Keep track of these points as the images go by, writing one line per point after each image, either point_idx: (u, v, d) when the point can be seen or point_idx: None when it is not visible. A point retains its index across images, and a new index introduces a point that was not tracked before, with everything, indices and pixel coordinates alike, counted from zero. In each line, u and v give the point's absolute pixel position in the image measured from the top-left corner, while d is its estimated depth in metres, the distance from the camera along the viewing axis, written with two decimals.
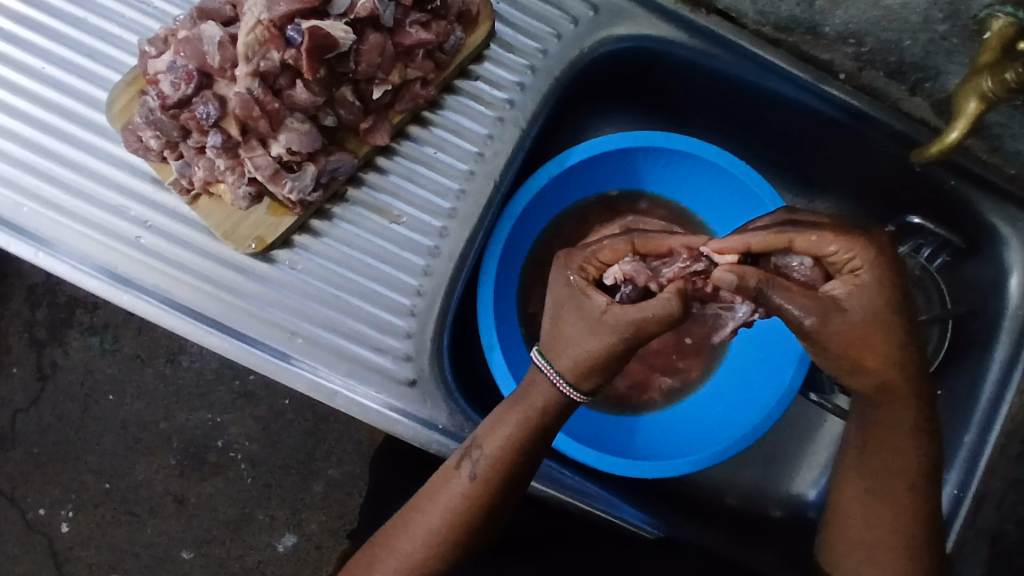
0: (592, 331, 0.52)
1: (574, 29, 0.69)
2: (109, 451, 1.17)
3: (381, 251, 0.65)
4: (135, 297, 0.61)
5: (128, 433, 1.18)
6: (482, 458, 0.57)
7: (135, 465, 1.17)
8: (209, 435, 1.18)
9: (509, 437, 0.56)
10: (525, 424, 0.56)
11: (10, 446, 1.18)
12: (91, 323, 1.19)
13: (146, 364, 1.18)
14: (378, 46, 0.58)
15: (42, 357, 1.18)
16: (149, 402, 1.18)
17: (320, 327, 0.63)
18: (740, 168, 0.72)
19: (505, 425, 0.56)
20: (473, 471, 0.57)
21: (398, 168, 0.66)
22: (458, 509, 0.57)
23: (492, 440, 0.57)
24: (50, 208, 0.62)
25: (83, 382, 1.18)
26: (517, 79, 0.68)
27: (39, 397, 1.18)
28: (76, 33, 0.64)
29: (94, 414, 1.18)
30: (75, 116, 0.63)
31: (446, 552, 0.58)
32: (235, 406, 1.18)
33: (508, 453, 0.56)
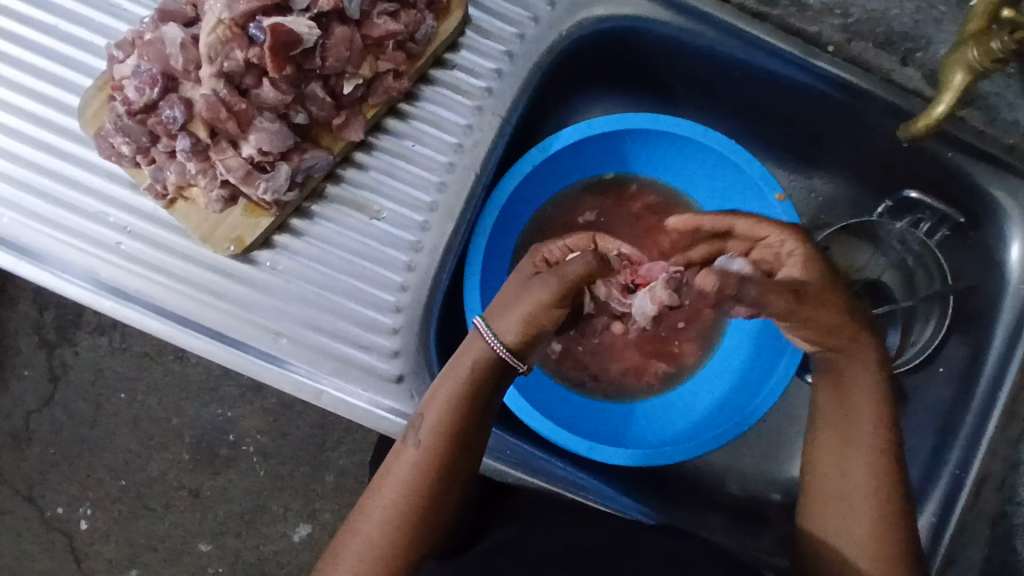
0: (527, 288, 0.56)
1: (550, 12, 0.67)
2: (123, 448, 1.19)
3: (363, 248, 0.64)
4: (119, 304, 0.61)
5: (141, 430, 1.19)
6: (424, 425, 0.57)
7: (149, 460, 1.19)
8: (220, 429, 1.19)
9: (449, 402, 0.56)
10: (460, 384, 0.56)
11: (26, 446, 1.20)
12: (99, 323, 1.20)
13: (155, 361, 1.20)
14: (345, 39, 0.57)
15: (53, 359, 1.20)
16: (159, 399, 1.19)
17: (305, 327, 0.63)
18: (729, 148, 0.70)
19: (444, 390, 0.56)
20: (421, 445, 0.56)
21: (375, 162, 0.65)
22: (413, 484, 0.56)
23: (432, 406, 0.57)
24: (29, 218, 0.62)
25: (94, 381, 1.20)
26: (494, 65, 0.66)
27: (52, 397, 1.20)
28: (45, 38, 0.63)
29: (105, 411, 1.19)
30: (49, 123, 0.63)
31: (411, 536, 0.56)
32: (244, 400, 1.19)
33: (447, 417, 0.56)
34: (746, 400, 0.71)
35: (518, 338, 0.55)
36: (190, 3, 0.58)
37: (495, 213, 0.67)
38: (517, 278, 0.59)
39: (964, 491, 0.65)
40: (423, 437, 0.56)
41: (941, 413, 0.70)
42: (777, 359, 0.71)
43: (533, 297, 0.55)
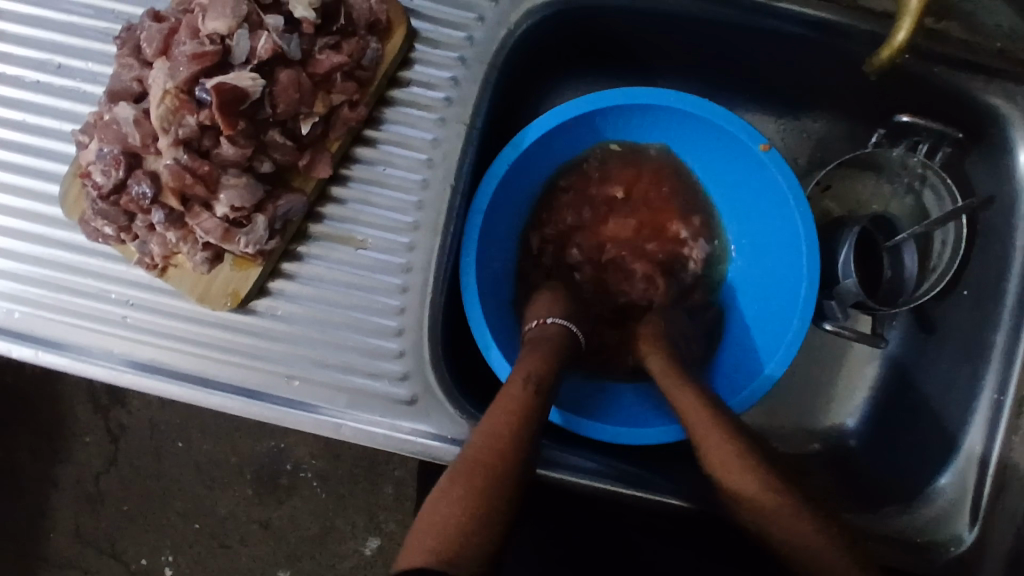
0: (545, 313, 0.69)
1: (495, 8, 0.65)
2: (190, 494, 1.24)
3: (356, 279, 0.65)
4: (136, 375, 0.63)
5: (203, 474, 1.24)
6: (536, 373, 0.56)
7: (216, 502, 1.24)
8: (277, 460, 1.24)
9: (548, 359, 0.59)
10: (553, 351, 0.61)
11: (102, 507, 1.26)
12: None
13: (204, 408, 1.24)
14: (292, 83, 0.56)
15: (109, 420, 1.25)
16: (215, 442, 1.24)
17: (313, 366, 0.64)
18: (709, 109, 0.68)
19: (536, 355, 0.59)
20: (529, 376, 0.56)
21: (351, 193, 0.66)
22: (523, 409, 0.52)
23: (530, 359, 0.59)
24: (39, 308, 0.64)
25: (152, 436, 1.25)
26: (449, 73, 0.65)
27: (115, 458, 1.25)
28: (18, 135, 0.65)
29: (167, 463, 1.25)
30: (38, 215, 0.65)
31: (491, 494, 0.46)
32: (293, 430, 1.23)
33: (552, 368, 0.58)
34: (771, 347, 0.71)
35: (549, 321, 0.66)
36: (135, 77, 0.57)
37: (480, 219, 0.67)
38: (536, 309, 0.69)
39: (1005, 414, 0.63)
40: (531, 368, 0.57)
41: (968, 337, 0.68)
42: (795, 289, 0.69)
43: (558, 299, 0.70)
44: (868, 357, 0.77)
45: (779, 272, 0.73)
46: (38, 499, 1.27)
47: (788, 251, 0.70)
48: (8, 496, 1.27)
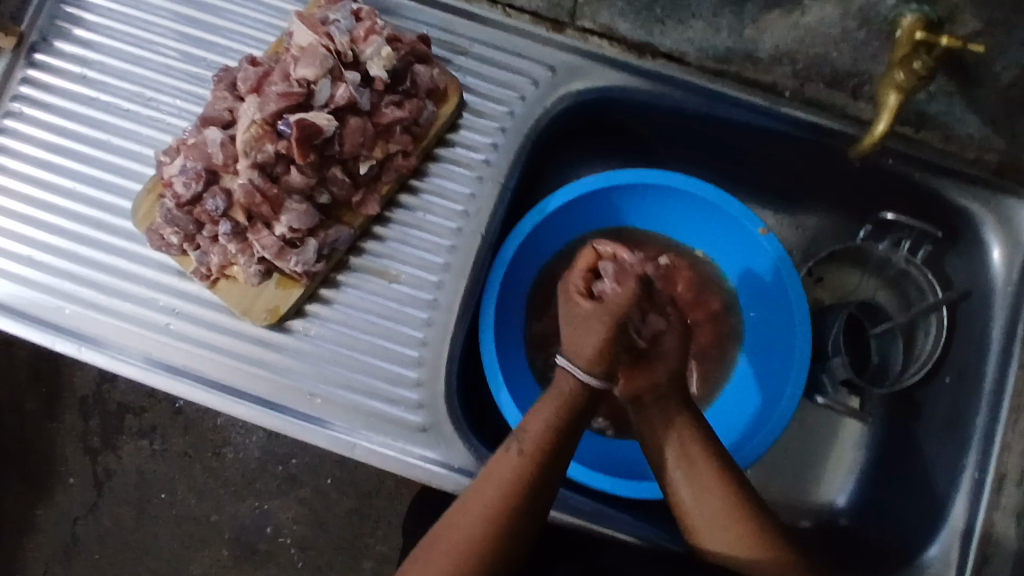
0: (583, 333, 0.55)
1: (535, 89, 0.75)
2: (166, 550, 1.23)
3: (385, 310, 0.71)
4: (169, 378, 0.68)
5: (184, 529, 1.23)
6: (528, 435, 0.57)
7: (191, 560, 1.23)
8: (258, 524, 1.23)
9: (553, 414, 0.57)
10: (566, 407, 0.57)
11: (74, 555, 1.24)
12: (141, 426, 1.26)
13: (194, 460, 1.24)
14: (358, 128, 0.65)
15: (97, 467, 1.24)
16: (200, 497, 1.23)
17: (336, 386, 0.69)
18: (715, 194, 0.77)
19: (545, 406, 0.57)
20: (518, 442, 0.57)
21: (391, 233, 0.73)
22: (509, 482, 0.55)
23: (537, 417, 0.57)
24: (91, 309, 0.70)
25: (137, 485, 1.24)
26: (490, 140, 0.75)
27: (96, 504, 1.24)
28: (103, 154, 0.73)
29: (149, 514, 1.24)
30: (105, 225, 0.72)
31: (499, 536, 0.54)
32: (281, 491, 1.23)
33: (554, 431, 0.57)
34: (765, 416, 0.75)
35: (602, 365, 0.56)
36: (227, 108, 0.65)
37: (502, 271, 0.72)
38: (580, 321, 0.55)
39: (985, 491, 0.68)
40: (529, 435, 0.57)
41: (949, 423, 0.73)
42: (790, 359, 0.75)
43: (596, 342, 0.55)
44: (855, 437, 0.81)
45: (775, 344, 0.79)
46: (12, 538, 1.25)
47: (784, 327, 0.77)
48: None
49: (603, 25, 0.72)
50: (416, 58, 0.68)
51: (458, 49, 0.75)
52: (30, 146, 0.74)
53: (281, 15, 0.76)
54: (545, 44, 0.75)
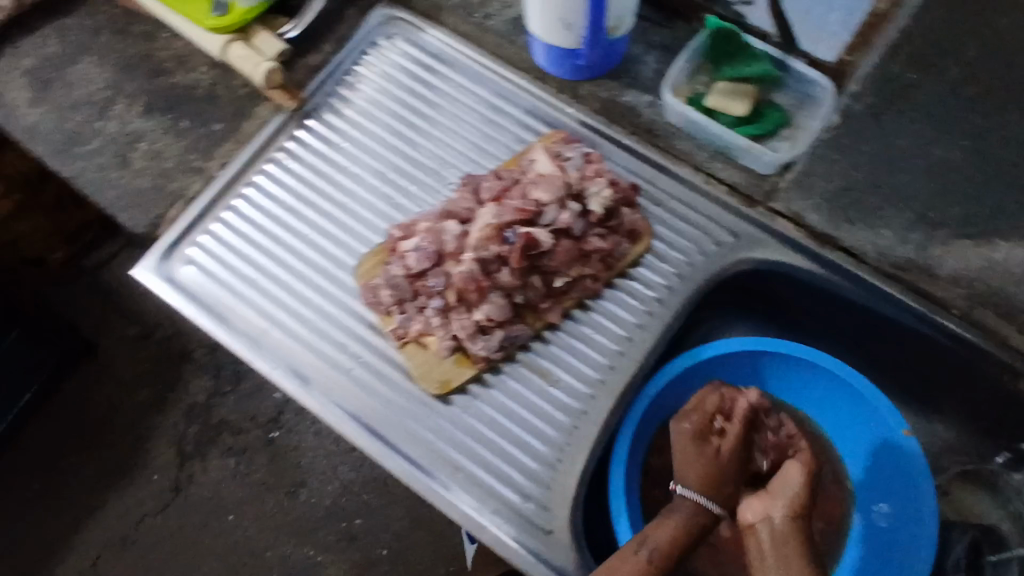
0: (692, 451, 0.74)
1: (716, 249, 0.83)
2: (211, 572, 1.32)
3: (537, 407, 0.78)
4: (341, 418, 0.76)
5: (233, 558, 1.32)
6: (656, 546, 0.68)
7: None
8: (306, 570, 1.32)
9: (673, 535, 0.69)
10: (684, 529, 0.70)
11: (128, 548, 1.33)
12: (232, 446, 1.39)
13: (269, 491, 1.36)
14: (566, 250, 0.75)
15: (180, 471, 1.37)
16: (261, 529, 1.34)
17: (478, 465, 0.75)
18: (863, 385, 0.81)
19: (665, 528, 0.69)
20: (643, 546, 0.68)
21: (557, 338, 0.81)
22: None
23: (663, 531, 0.69)
24: (291, 337, 0.79)
25: (211, 499, 1.36)
26: (665, 282, 0.82)
27: (168, 506, 1.35)
28: (339, 212, 0.85)
29: (211, 530, 1.34)
30: (325, 271, 0.82)
31: None
32: (336, 547, 1.33)
33: (675, 548, 0.68)
34: None
35: (704, 483, 0.72)
36: (467, 206, 0.77)
37: (648, 402, 0.78)
38: (690, 441, 0.74)
39: None
40: (656, 546, 0.68)
41: None
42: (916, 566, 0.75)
43: (700, 467, 0.73)
44: None
45: (897, 541, 0.79)
46: (79, 516, 1.35)
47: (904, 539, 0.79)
48: (59, 502, 1.35)
49: (794, 210, 0.80)
50: (625, 201, 0.78)
51: (656, 199, 0.85)
52: (280, 189, 0.86)
53: (517, 138, 0.88)
54: (735, 214, 0.83)
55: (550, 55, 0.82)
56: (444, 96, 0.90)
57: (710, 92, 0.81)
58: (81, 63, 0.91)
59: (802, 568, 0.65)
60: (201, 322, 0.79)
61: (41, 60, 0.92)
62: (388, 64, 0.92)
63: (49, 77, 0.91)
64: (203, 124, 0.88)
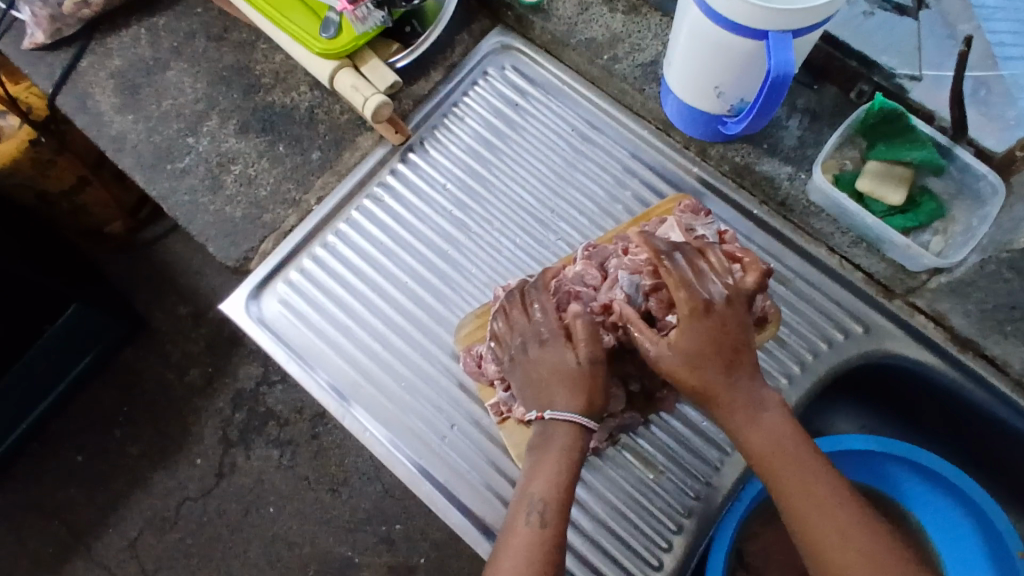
0: (552, 368, 0.61)
1: (843, 339, 0.77)
2: (251, 561, 1.26)
3: (636, 499, 0.73)
4: (432, 489, 0.72)
5: (275, 548, 1.26)
6: (536, 502, 0.59)
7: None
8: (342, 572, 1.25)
9: (550, 472, 0.59)
10: (562, 458, 0.59)
11: (172, 527, 1.28)
12: (277, 436, 1.32)
13: (311, 488, 1.29)
14: None
15: (225, 456, 1.31)
16: (302, 523, 1.27)
17: (573, 557, 0.71)
18: (985, 501, 0.74)
19: (545, 464, 0.60)
20: (532, 503, 0.59)
21: (663, 424, 0.75)
22: (537, 555, 0.57)
23: (539, 481, 0.59)
24: (383, 394, 0.76)
25: (253, 488, 1.30)
26: (787, 372, 0.76)
27: (211, 490, 1.30)
28: (440, 261, 0.81)
29: (251, 520, 1.28)
30: (422, 326, 0.78)
31: None
32: (375, 550, 1.26)
33: (556, 488, 0.59)
34: None
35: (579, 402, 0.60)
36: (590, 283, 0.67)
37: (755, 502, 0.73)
38: (553, 352, 0.62)
39: None
40: (535, 492, 0.59)
41: None
42: None
43: (703, 334, 0.59)
44: None
45: None
46: (121, 492, 1.30)
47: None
48: (97, 480, 1.30)
49: (938, 311, 0.73)
50: None
51: (781, 278, 0.78)
52: (380, 231, 0.82)
53: (633, 196, 0.82)
54: (869, 303, 0.77)
55: (687, 115, 0.75)
56: (555, 145, 0.85)
57: (861, 173, 0.74)
58: (174, 69, 0.86)
59: (804, 455, 0.59)
60: (292, 370, 0.76)
61: (130, 63, 0.86)
62: (497, 101, 0.87)
63: (139, 83, 0.85)
64: (301, 152, 0.83)
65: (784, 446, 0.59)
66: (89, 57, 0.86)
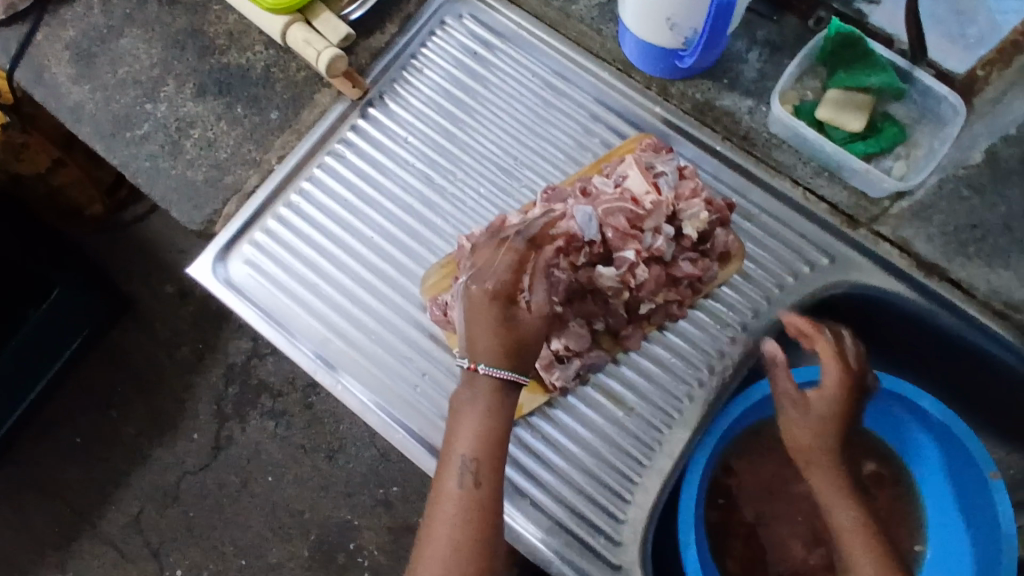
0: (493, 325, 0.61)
1: (808, 272, 0.77)
2: (253, 530, 1.28)
3: (607, 435, 0.74)
4: (405, 437, 0.73)
5: (276, 515, 1.28)
6: (467, 462, 0.60)
7: (269, 547, 1.27)
8: (342, 535, 1.27)
9: (474, 427, 0.61)
10: (486, 411, 0.61)
11: (171, 502, 1.30)
12: (272, 408, 1.33)
13: (307, 455, 1.31)
14: (656, 277, 0.69)
15: (220, 430, 1.33)
16: (300, 490, 1.29)
17: (547, 495, 0.72)
18: (955, 423, 0.74)
19: (469, 420, 0.61)
20: (460, 465, 0.60)
21: (632, 363, 0.76)
22: (468, 515, 0.58)
23: (465, 440, 0.61)
24: (353, 349, 0.76)
25: (250, 459, 1.31)
26: (752, 305, 0.77)
27: (210, 464, 1.31)
28: (404, 214, 0.80)
29: (251, 490, 1.30)
30: (389, 279, 0.78)
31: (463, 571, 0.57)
32: (373, 513, 1.28)
33: (482, 442, 0.60)
34: None
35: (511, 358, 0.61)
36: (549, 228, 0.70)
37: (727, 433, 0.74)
38: (490, 305, 0.61)
39: None
40: (464, 452, 0.60)
41: None
42: None
43: (838, 403, 0.71)
44: None
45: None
46: (120, 468, 1.32)
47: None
48: (95, 458, 1.32)
49: (902, 237, 0.75)
50: (721, 221, 0.72)
51: (746, 214, 0.78)
52: (344, 188, 0.81)
53: (595, 140, 0.82)
54: (834, 234, 0.77)
55: (644, 52, 0.74)
56: (515, 92, 0.84)
57: (819, 104, 0.74)
58: (128, 36, 0.85)
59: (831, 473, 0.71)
60: (261, 329, 0.76)
61: (83, 32, 0.85)
62: (455, 51, 0.85)
63: (93, 51, 0.84)
64: (260, 112, 0.82)
65: (811, 435, 0.71)
66: (42, 29, 0.85)
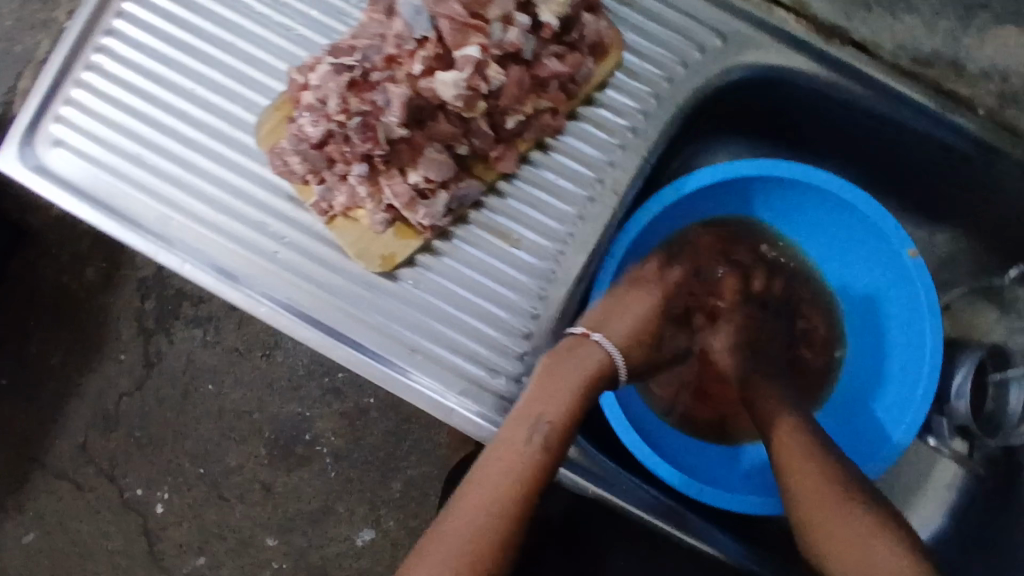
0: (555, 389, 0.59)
1: (699, 57, 0.68)
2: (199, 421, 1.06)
3: (497, 273, 0.67)
4: (270, 310, 0.65)
5: None
6: (546, 421, 0.57)
7: (226, 447, 1.03)
8: (297, 426, 1.03)
9: (573, 384, 0.60)
10: (587, 369, 0.62)
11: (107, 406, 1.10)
12: None
13: None
14: (518, 80, 0.63)
15: None
16: None
17: (439, 345, 0.65)
18: (866, 203, 0.69)
19: (549, 378, 0.60)
20: (538, 420, 0.57)
21: (518, 193, 0.68)
22: (529, 468, 0.55)
23: (555, 401, 0.58)
24: (196, 222, 0.66)
25: None
26: (640, 106, 0.68)
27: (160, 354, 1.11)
28: (225, 56, 0.68)
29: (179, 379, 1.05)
30: (221, 135, 0.67)
31: (494, 524, 0.53)
32: (323, 402, 1.02)
33: (575, 401, 0.59)
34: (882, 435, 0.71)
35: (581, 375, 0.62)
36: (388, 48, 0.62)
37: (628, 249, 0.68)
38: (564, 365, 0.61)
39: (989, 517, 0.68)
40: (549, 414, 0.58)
41: None
42: (908, 392, 0.71)
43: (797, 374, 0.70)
44: (948, 480, 0.76)
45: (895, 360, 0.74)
46: None
47: (898, 346, 0.73)
48: None
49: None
50: (586, 6, 0.65)
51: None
52: (152, 36, 0.69)
53: None
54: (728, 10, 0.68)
55: None
56: None
57: None
58: None
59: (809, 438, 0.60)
60: (86, 217, 0.66)
61: None
62: None
63: None
64: None
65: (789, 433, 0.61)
66: None
